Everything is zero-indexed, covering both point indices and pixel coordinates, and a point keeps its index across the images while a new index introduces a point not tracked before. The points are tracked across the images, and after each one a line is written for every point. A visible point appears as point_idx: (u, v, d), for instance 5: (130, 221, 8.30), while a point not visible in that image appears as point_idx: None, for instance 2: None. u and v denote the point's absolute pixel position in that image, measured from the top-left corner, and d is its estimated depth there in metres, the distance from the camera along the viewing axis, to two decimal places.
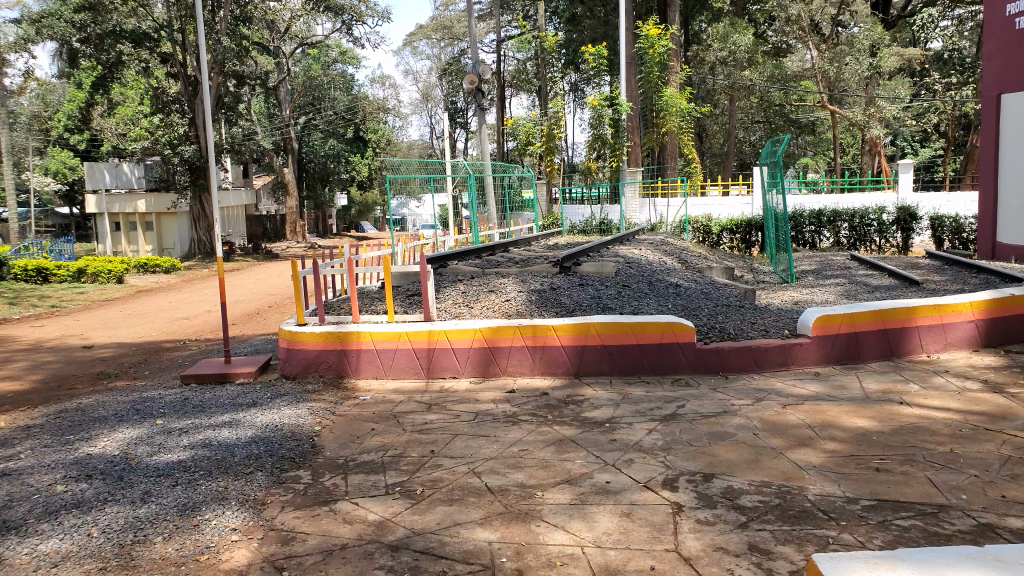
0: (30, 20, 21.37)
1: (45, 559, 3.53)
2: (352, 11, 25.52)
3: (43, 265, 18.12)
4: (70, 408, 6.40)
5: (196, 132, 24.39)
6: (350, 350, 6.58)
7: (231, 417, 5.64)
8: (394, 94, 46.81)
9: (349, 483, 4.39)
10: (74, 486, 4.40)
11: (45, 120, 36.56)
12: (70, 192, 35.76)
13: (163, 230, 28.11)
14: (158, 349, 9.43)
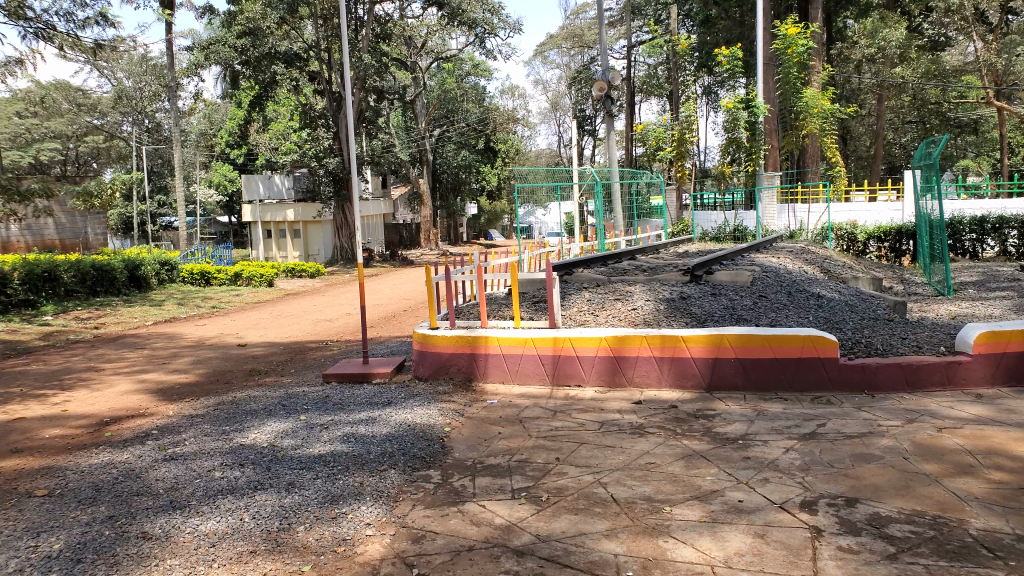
0: (199, 47, 23.54)
1: (204, 539, 3.80)
2: (485, 25, 26.00)
3: (206, 269, 19.70)
4: (226, 401, 6.87)
5: (340, 146, 25.78)
6: (478, 354, 6.68)
7: (367, 415, 5.85)
8: (524, 104, 47.36)
9: (476, 486, 4.43)
10: (229, 473, 4.72)
11: (211, 137, 39.83)
12: (229, 203, 38.63)
13: (309, 237, 29.62)
14: (303, 348, 9.96)
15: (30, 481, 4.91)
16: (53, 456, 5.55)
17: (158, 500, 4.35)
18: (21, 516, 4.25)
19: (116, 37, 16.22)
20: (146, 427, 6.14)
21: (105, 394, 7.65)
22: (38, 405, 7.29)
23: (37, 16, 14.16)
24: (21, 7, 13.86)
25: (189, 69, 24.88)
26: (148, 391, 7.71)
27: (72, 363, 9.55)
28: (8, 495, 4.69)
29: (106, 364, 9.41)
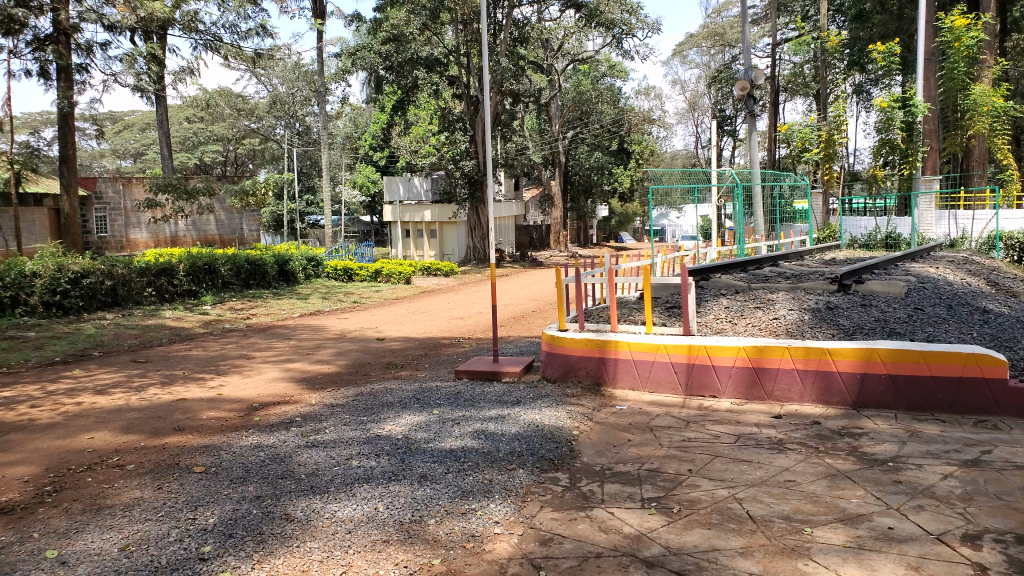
0: (348, 54, 24.76)
1: (342, 525, 3.96)
2: (623, 25, 25.72)
3: (348, 265, 20.67)
4: (363, 392, 7.15)
5: (476, 148, 26.36)
6: (608, 358, 6.62)
7: (497, 413, 5.92)
8: (660, 105, 46.57)
9: (605, 492, 4.37)
10: (366, 462, 4.90)
11: (355, 140, 41.85)
12: (371, 203, 40.39)
13: (445, 238, 30.40)
14: (437, 344, 10.24)
15: (190, 457, 5.31)
16: (210, 435, 5.98)
17: (300, 484, 4.58)
18: (181, 489, 4.60)
19: (274, 47, 17.32)
20: (292, 414, 6.49)
21: (255, 381, 8.17)
22: (198, 387, 7.89)
23: (207, 29, 15.37)
24: (194, 20, 15.09)
25: (337, 75, 26.17)
26: (294, 379, 8.16)
27: (228, 349, 10.29)
28: (171, 469, 5.09)
29: (257, 352, 10.06)
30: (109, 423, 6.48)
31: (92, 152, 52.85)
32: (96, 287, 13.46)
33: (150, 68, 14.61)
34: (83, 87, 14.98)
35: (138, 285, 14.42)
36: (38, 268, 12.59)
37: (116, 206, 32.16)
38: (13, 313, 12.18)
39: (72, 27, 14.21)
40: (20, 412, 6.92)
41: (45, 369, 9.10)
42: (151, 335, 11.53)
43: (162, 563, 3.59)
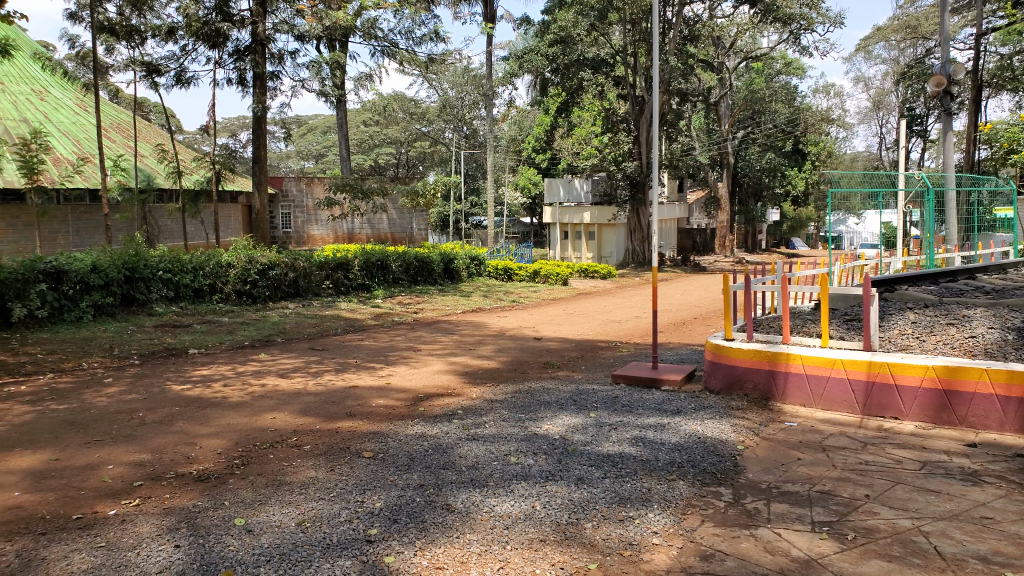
0: (515, 57, 25.17)
1: (500, 520, 4.02)
2: (802, 20, 24.44)
3: (509, 265, 21.10)
4: (521, 390, 7.24)
5: (640, 150, 26.13)
6: (778, 372, 6.31)
7: (657, 421, 5.79)
8: (839, 103, 43.76)
9: (772, 511, 4.15)
10: (525, 460, 4.96)
11: (519, 142, 42.65)
12: (532, 204, 40.97)
13: (603, 240, 30.18)
14: (595, 347, 10.19)
15: (359, 442, 5.60)
16: (378, 423, 6.28)
17: (460, 476, 4.70)
18: (351, 472, 4.86)
19: (445, 51, 17.99)
20: (453, 407, 6.69)
21: (420, 372, 8.51)
22: (368, 376, 8.34)
23: (384, 35, 16.21)
24: (373, 27, 15.95)
25: (504, 79, 26.63)
26: (456, 373, 8.41)
27: (396, 341, 10.80)
28: (342, 452, 5.39)
29: (423, 345, 10.49)
30: (289, 405, 6.99)
31: (282, 154, 57.52)
32: (281, 278, 14.62)
33: (334, 75, 15.64)
34: (275, 93, 16.27)
35: (317, 278, 15.51)
36: (233, 260, 13.85)
37: (300, 204, 34.80)
38: (211, 300, 13.48)
39: (267, 38, 15.47)
40: (215, 390, 7.63)
41: (237, 351, 9.99)
42: (327, 325, 12.33)
43: (334, 540, 3.80)
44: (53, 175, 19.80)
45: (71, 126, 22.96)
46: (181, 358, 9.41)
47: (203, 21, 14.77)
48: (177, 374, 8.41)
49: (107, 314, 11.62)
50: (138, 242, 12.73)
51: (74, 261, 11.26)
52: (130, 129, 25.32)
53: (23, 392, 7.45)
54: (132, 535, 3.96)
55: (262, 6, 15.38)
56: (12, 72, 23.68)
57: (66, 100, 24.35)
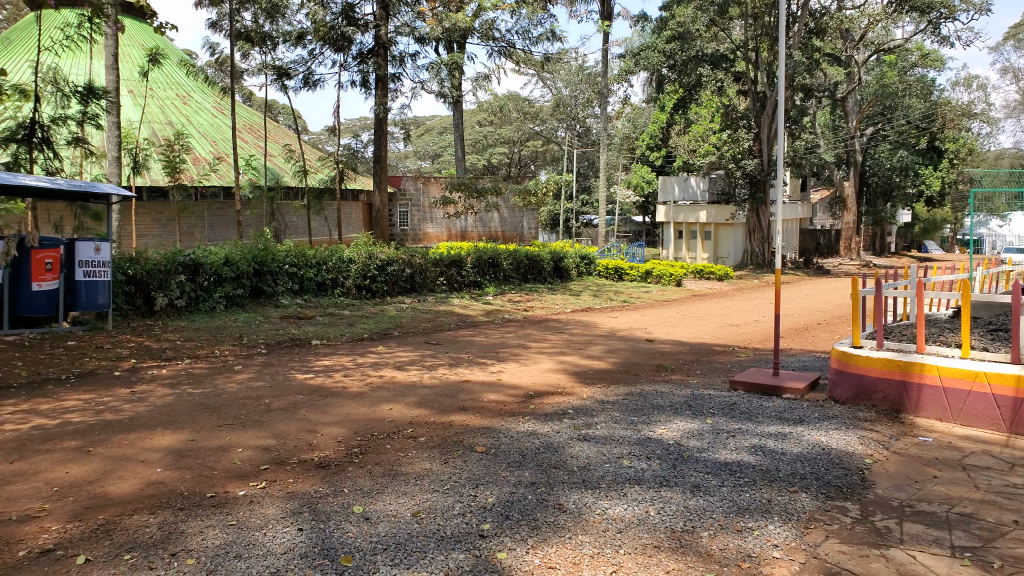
0: (631, 54, 24.76)
1: (613, 523, 3.97)
2: (943, 7, 22.86)
3: (620, 265, 20.87)
4: (634, 392, 7.13)
5: (760, 147, 25.20)
6: (911, 384, 5.93)
7: (778, 430, 5.55)
8: (982, 96, 40.65)
9: (905, 531, 3.88)
10: (638, 463, 4.87)
11: (633, 140, 42.09)
12: (645, 203, 40.38)
13: (719, 240, 29.33)
14: (711, 350, 9.91)
15: (472, 437, 5.68)
16: (490, 418, 6.34)
17: (573, 476, 4.67)
18: (464, 466, 4.93)
19: (561, 50, 17.98)
20: (565, 405, 6.67)
21: (531, 370, 8.54)
22: (480, 371, 8.45)
23: (502, 36, 16.37)
24: (491, 28, 16.15)
25: (620, 76, 26.33)
26: (567, 372, 8.38)
27: (507, 338, 10.90)
28: (456, 446, 5.48)
29: (534, 343, 10.52)
30: (405, 397, 7.17)
31: (400, 153, 59.32)
32: (398, 273, 15.06)
33: (452, 77, 15.93)
34: (395, 94, 16.77)
35: (432, 274, 15.88)
36: (354, 255, 14.39)
37: (416, 202, 35.75)
38: (332, 293, 14.05)
39: (389, 41, 15.95)
40: (335, 380, 7.93)
41: (356, 343, 10.36)
42: (441, 320, 12.59)
43: (447, 533, 3.86)
44: (192, 174, 21.28)
45: (210, 128, 24.51)
46: (304, 348, 9.85)
47: (330, 26, 15.43)
48: (301, 364, 8.81)
49: (238, 304, 12.33)
50: (267, 238, 13.43)
51: (210, 254, 12.01)
52: (261, 130, 26.79)
53: (164, 375, 8.01)
54: (259, 515, 4.16)
55: (385, 9, 15.87)
56: (159, 78, 25.53)
57: (205, 103, 26.01)
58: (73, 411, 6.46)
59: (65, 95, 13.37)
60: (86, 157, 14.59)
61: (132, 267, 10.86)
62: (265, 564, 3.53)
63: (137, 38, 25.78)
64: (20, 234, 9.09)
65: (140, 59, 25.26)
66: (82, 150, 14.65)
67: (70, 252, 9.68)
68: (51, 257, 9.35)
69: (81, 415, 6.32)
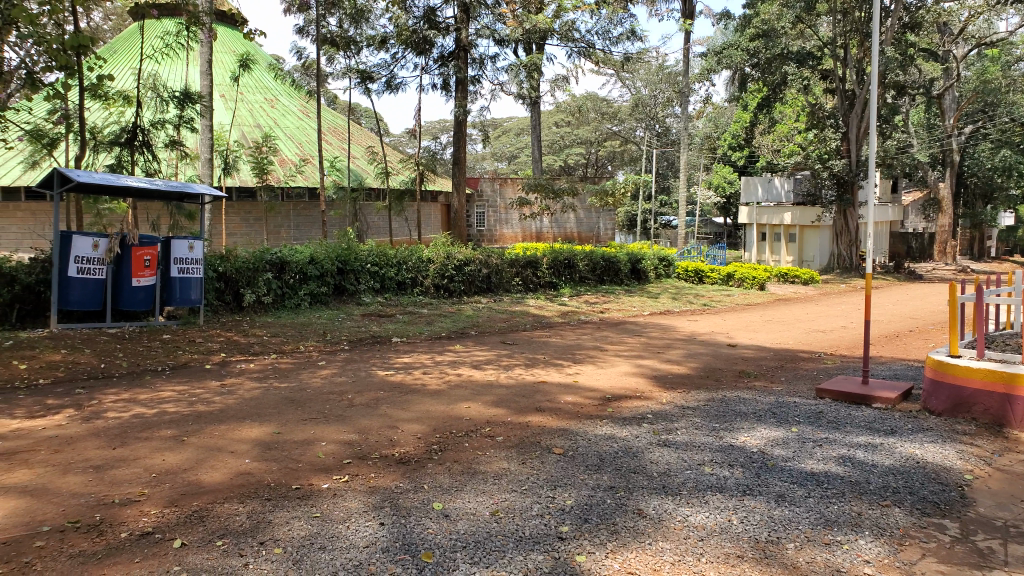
0: (713, 52, 24.29)
1: (694, 530, 3.89)
2: None
3: (700, 267, 20.49)
4: (715, 398, 6.98)
5: (848, 147, 24.30)
6: (1016, 397, 5.60)
7: (868, 441, 5.34)
8: None
9: (1010, 553, 3.67)
10: (720, 471, 4.77)
11: (714, 140, 41.26)
12: (726, 204, 39.49)
13: (805, 243, 28.49)
14: (795, 357, 9.62)
15: (550, 438, 5.67)
16: (568, 420, 6.32)
17: (652, 482, 4.61)
18: (542, 467, 4.93)
19: (642, 50, 17.78)
20: (644, 410, 6.58)
21: (608, 372, 8.47)
22: (557, 373, 8.43)
23: (581, 37, 16.31)
24: (571, 29, 16.11)
25: (701, 75, 25.81)
26: (646, 376, 8.28)
27: (584, 340, 10.84)
28: (533, 446, 5.48)
29: (611, 345, 10.43)
30: (482, 396, 7.22)
31: (478, 154, 59.87)
32: (475, 273, 15.19)
33: (531, 78, 15.96)
34: (475, 96, 16.93)
35: (508, 275, 15.96)
36: (432, 255, 14.59)
37: (493, 203, 36.01)
38: (412, 292, 14.30)
39: (469, 44, 16.10)
40: (415, 378, 8.05)
41: (434, 341, 10.50)
42: (518, 320, 12.63)
43: (526, 534, 3.87)
44: (279, 176, 21.92)
45: (295, 131, 25.28)
46: (384, 346, 10.04)
47: (412, 30, 15.70)
48: (381, 361, 8.98)
49: (322, 302, 12.68)
50: (350, 237, 13.78)
51: (296, 253, 12.40)
52: (345, 132, 27.50)
53: (252, 370, 8.30)
54: (342, 508, 4.26)
55: (466, 12, 16.04)
56: (249, 83, 26.51)
57: (292, 107, 26.83)
58: (168, 402, 6.76)
59: (164, 100, 14.05)
60: (182, 159, 15.28)
61: (222, 265, 11.32)
62: (348, 557, 3.61)
63: (229, 44, 26.84)
64: (122, 233, 9.59)
65: (232, 65, 26.29)
66: (178, 152, 15.36)
67: (166, 249, 10.15)
68: (150, 254, 9.83)
69: (175, 405, 6.62)
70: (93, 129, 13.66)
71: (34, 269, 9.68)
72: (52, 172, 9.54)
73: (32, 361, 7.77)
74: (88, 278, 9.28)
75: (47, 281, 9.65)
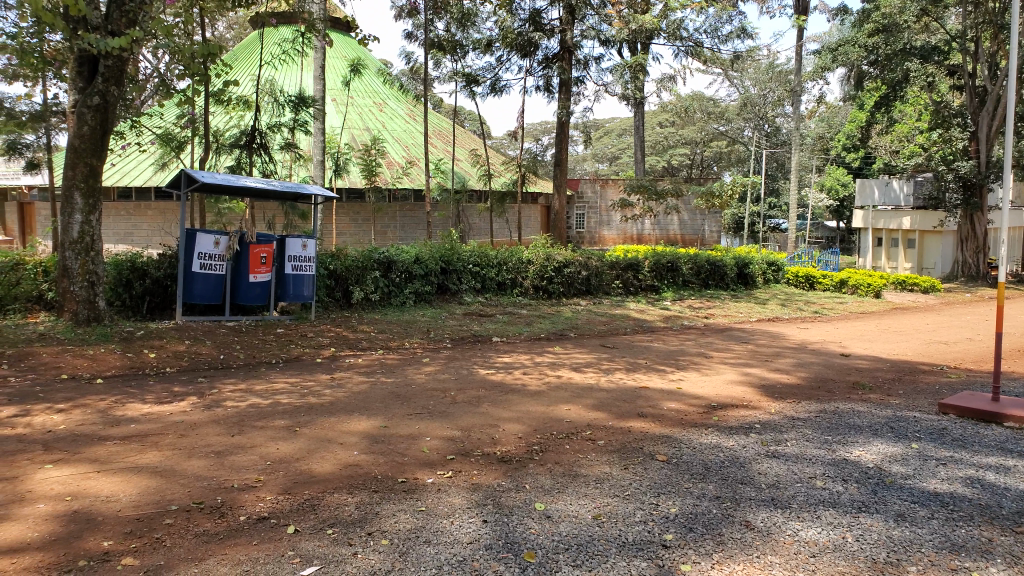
0: (828, 49, 23.34)
1: (806, 546, 3.73)
2: None
3: (811, 273, 19.72)
4: (827, 410, 6.69)
5: (977, 147, 22.74)
6: None
7: (998, 461, 4.98)
8: None
9: None
10: (833, 486, 4.56)
11: (826, 141, 39.58)
12: (839, 207, 37.82)
13: (925, 249, 26.96)
14: (915, 369, 9.10)
15: (653, 444, 5.59)
16: (671, 426, 6.21)
17: (760, 493, 4.46)
18: (645, 473, 4.86)
19: (751, 48, 17.25)
20: (751, 419, 6.39)
21: (713, 380, 8.26)
22: (660, 378, 8.29)
23: (689, 36, 15.99)
24: (678, 28, 15.81)
25: (814, 73, 24.82)
26: (753, 384, 8.02)
27: (686, 346, 10.62)
28: (636, 452, 5.41)
29: (715, 352, 10.17)
30: (583, 398, 7.20)
31: (580, 156, 59.81)
32: (575, 275, 15.15)
33: (636, 78, 15.78)
34: (578, 98, 16.89)
35: (608, 277, 15.84)
36: (532, 256, 14.67)
37: (594, 205, 35.91)
38: (512, 292, 14.42)
39: (574, 45, 16.07)
40: (516, 378, 8.11)
41: (534, 342, 10.54)
42: (618, 323, 12.52)
43: (629, 539, 3.82)
44: (386, 177, 22.58)
45: (402, 133, 25.95)
46: (485, 345, 10.17)
47: (517, 33, 15.82)
48: (483, 359, 9.09)
49: (425, 301, 12.96)
50: (453, 238, 14.04)
51: (401, 253, 12.72)
52: (450, 135, 28.03)
53: (360, 365, 8.58)
54: (446, 504, 4.34)
55: (571, 14, 16.03)
56: (359, 87, 27.43)
57: (399, 110, 27.57)
58: (281, 393, 7.08)
59: (281, 105, 14.72)
60: (297, 160, 15.97)
61: (333, 263, 11.76)
62: (452, 552, 3.68)
63: (341, 51, 27.87)
64: (241, 231, 10.11)
65: (343, 70, 27.28)
66: (293, 155, 16.06)
67: (282, 247, 10.64)
68: (266, 252, 10.33)
69: (288, 397, 6.91)
70: (217, 132, 14.48)
71: (162, 264, 10.33)
72: (180, 173, 10.15)
73: (161, 350, 8.31)
74: (210, 273, 9.84)
75: (173, 275, 10.28)
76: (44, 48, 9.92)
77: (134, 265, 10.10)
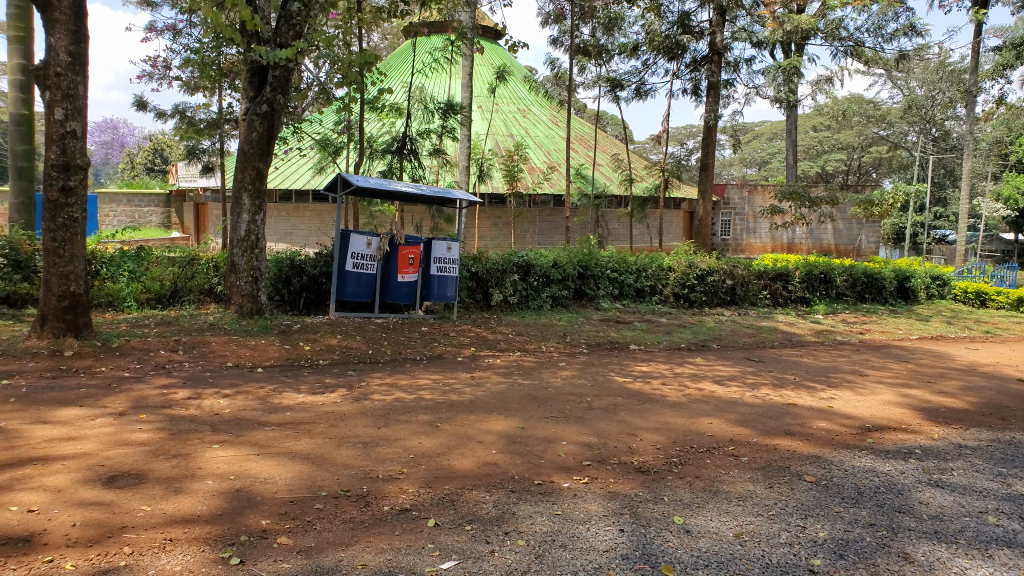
0: (1013, 44, 21.30)
1: None
2: None
3: (983, 289, 18.13)
4: (1001, 439, 6.09)
5: None
6: None
7: None
8: None
9: None
10: (1007, 523, 4.15)
11: (1005, 144, 36.16)
12: (1017, 219, 34.47)
13: None
14: None
15: (800, 464, 5.30)
16: (821, 446, 5.88)
17: (922, 525, 4.12)
18: (792, 494, 4.62)
19: (921, 46, 16.06)
20: (911, 444, 5.93)
21: (868, 400, 7.73)
22: (809, 396, 7.85)
23: (850, 35, 15.14)
24: (838, 27, 14.98)
25: (994, 72, 22.70)
26: (912, 407, 7.44)
27: (839, 363, 10.00)
28: (782, 471, 5.16)
29: (871, 370, 9.52)
30: (725, 413, 6.94)
31: (727, 161, 58.03)
32: (719, 284, 14.65)
33: (789, 81, 15.11)
34: (728, 100, 16.39)
35: (755, 287, 15.20)
36: (674, 264, 14.37)
37: (741, 211, 34.64)
38: (651, 300, 14.23)
39: (725, 47, 15.62)
40: (655, 387, 7.95)
41: (673, 352, 10.31)
42: (765, 336, 12.01)
43: (774, 561, 3.64)
44: (527, 182, 22.85)
45: (545, 139, 26.20)
46: (623, 352, 10.06)
47: (665, 35, 15.58)
48: (620, 367, 8.98)
49: (563, 305, 12.99)
50: (593, 243, 14.04)
51: (541, 257, 12.85)
52: (592, 140, 28.02)
53: (499, 365, 8.71)
54: (582, 509, 4.32)
55: (721, 15, 15.57)
56: (504, 94, 27.99)
57: (542, 116, 27.82)
58: (425, 389, 7.32)
59: (430, 112, 15.25)
60: (442, 164, 16.49)
61: (474, 266, 12.07)
62: (588, 558, 3.66)
63: (488, 58, 28.52)
64: (391, 233, 10.53)
65: (490, 77, 27.89)
66: (439, 159, 16.58)
67: (428, 249, 11.00)
68: (413, 253, 10.71)
69: (431, 393, 7.14)
70: (371, 138, 15.20)
71: (318, 262, 10.96)
72: (337, 177, 10.73)
73: (315, 343, 8.81)
74: (362, 272, 10.33)
75: (328, 273, 10.88)
76: (222, 60, 10.80)
77: (293, 263, 10.79)
